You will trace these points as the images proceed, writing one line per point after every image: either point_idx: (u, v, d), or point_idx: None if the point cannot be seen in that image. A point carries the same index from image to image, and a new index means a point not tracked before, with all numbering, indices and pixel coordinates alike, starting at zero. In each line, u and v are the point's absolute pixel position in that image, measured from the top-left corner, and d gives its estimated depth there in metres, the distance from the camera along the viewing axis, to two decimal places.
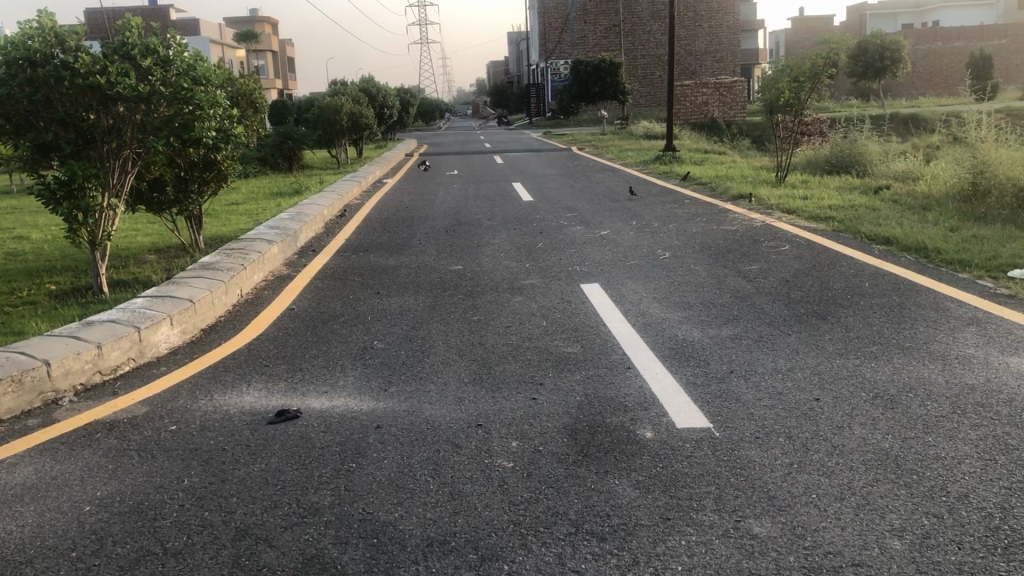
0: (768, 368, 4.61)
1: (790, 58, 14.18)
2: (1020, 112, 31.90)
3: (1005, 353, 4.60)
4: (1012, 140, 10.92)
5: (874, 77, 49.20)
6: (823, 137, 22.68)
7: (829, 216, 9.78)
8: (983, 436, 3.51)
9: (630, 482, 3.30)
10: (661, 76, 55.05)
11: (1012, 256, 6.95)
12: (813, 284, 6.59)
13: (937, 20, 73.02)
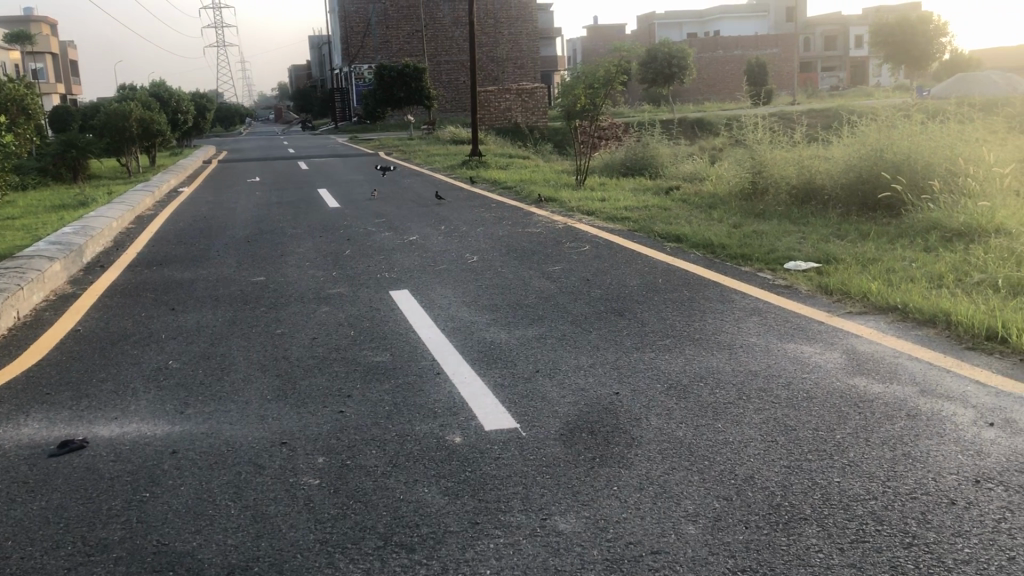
0: (571, 366, 4.73)
1: (584, 65, 14.70)
2: (792, 117, 34.63)
3: (783, 340, 4.95)
4: (784, 141, 11.84)
5: (663, 83, 51.96)
6: (620, 140, 23.67)
7: (625, 216, 10.22)
8: (765, 420, 3.76)
9: (438, 489, 3.29)
10: (465, 81, 55.65)
11: (787, 249, 7.52)
12: (612, 282, 6.86)
13: (718, 29, 77.84)
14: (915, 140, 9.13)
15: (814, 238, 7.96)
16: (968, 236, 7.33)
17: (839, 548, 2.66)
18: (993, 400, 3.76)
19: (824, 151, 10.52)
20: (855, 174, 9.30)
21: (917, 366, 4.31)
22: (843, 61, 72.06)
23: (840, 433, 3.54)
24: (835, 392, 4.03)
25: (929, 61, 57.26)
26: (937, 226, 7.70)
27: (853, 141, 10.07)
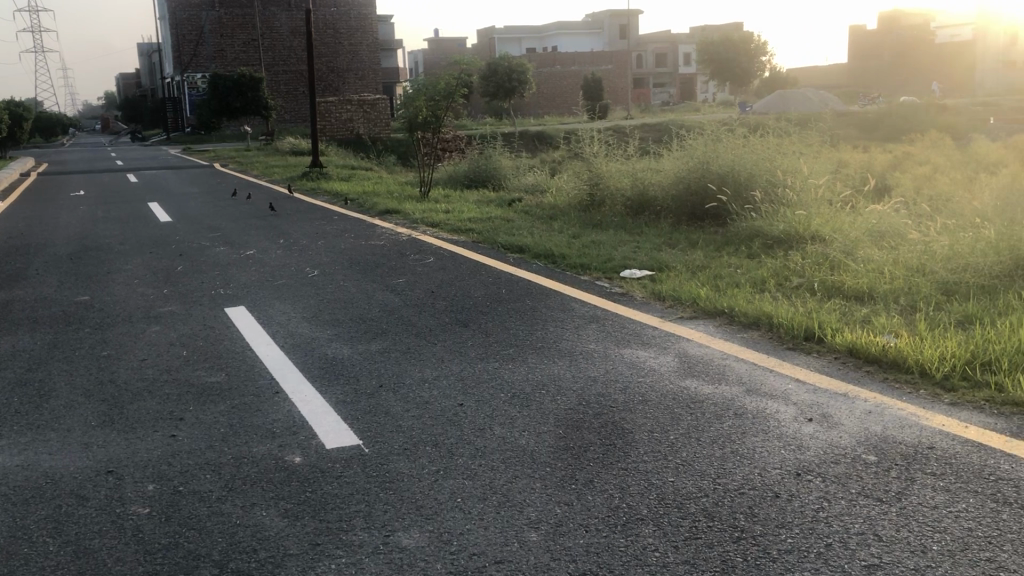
0: (415, 379, 4.71)
1: (425, 77, 14.69)
2: (626, 130, 35.94)
3: (621, 345, 5.10)
4: (619, 153, 12.24)
5: (504, 96, 52.77)
6: (463, 153, 23.83)
7: (468, 227, 10.28)
8: (604, 424, 3.86)
9: (278, 511, 3.18)
10: (305, 91, 54.61)
11: (624, 258, 7.77)
12: (455, 293, 6.87)
13: (555, 45, 79.73)
14: (739, 153, 9.64)
15: (648, 247, 8.27)
16: (788, 243, 7.80)
17: (674, 545, 2.75)
18: (811, 396, 4.01)
19: (656, 164, 10.95)
20: (685, 186, 9.73)
21: (744, 367, 4.54)
22: (673, 78, 75.42)
23: (672, 434, 3.68)
24: (668, 395, 4.18)
25: (751, 78, 60.79)
26: (760, 234, 8.15)
27: (682, 154, 10.54)
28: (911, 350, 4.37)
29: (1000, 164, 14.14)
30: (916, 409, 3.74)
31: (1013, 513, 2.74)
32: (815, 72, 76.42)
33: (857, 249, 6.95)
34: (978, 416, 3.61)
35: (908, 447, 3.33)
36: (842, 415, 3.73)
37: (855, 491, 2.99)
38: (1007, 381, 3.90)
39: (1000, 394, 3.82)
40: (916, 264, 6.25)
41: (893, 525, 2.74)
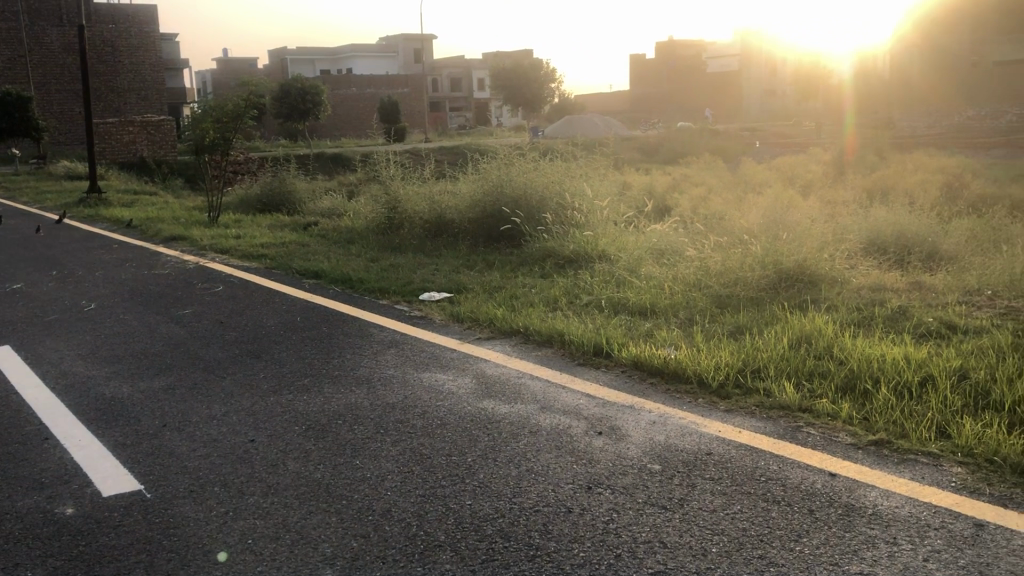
0: (203, 416, 4.46)
1: (211, 98, 14.10)
2: (424, 153, 36.05)
3: (419, 370, 5.08)
4: (414, 176, 12.26)
5: (299, 118, 51.58)
6: (256, 176, 23.04)
7: (261, 253, 9.95)
8: (402, 451, 3.82)
9: (46, 570, 2.91)
10: (80, 112, 51.04)
11: (421, 281, 7.77)
12: (248, 323, 6.61)
13: (350, 67, 78.91)
14: (531, 176, 9.91)
15: (446, 269, 8.30)
16: (579, 262, 8.08)
17: (471, 570, 2.75)
18: (601, 410, 4.15)
19: (452, 187, 11.06)
20: (480, 208, 9.87)
21: (538, 385, 4.63)
22: (468, 102, 76.56)
23: (470, 456, 3.69)
24: (465, 417, 4.20)
25: (542, 103, 62.90)
26: (553, 254, 8.40)
27: (476, 178, 10.71)
28: (690, 360, 4.63)
29: (765, 184, 15.34)
30: (696, 417, 3.96)
31: (781, 511, 2.95)
32: (601, 98, 80.17)
33: (642, 267, 7.31)
34: (749, 420, 3.87)
35: (689, 454, 3.51)
36: (629, 427, 3.89)
37: (642, 500, 3.12)
38: (774, 386, 4.21)
39: (769, 398, 4.11)
40: (694, 280, 6.65)
41: (677, 531, 2.87)
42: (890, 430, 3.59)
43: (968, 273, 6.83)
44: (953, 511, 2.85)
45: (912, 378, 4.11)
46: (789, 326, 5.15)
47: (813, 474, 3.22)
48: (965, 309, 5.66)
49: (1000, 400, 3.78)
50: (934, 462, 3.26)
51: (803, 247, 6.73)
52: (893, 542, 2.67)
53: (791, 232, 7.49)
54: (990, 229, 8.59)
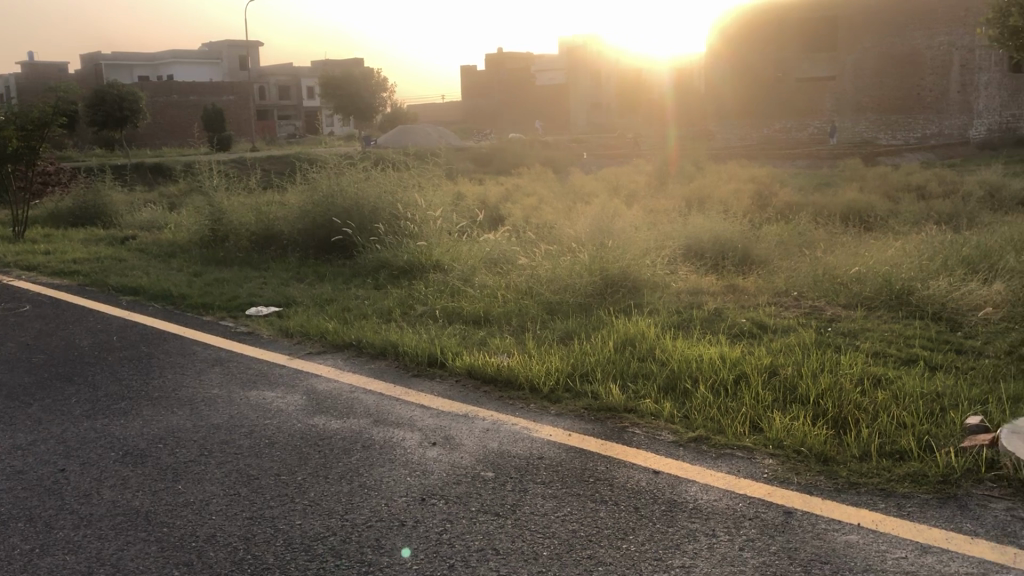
0: (6, 447, 4.13)
1: (12, 104, 13.12)
2: (251, 163, 34.89)
3: (247, 388, 4.90)
4: (240, 187, 11.85)
5: (115, 127, 48.69)
6: (66, 187, 21.60)
7: (73, 270, 9.33)
8: (227, 473, 3.67)
9: None
10: None
11: (249, 295, 7.52)
12: (58, 344, 6.18)
13: (170, 73, 75.39)
14: (361, 186, 9.78)
15: (275, 283, 8.07)
16: (412, 273, 8.04)
17: None
18: (434, 421, 4.14)
19: (280, 198, 10.76)
20: (310, 219, 9.66)
21: (371, 399, 4.57)
22: (298, 110, 74.83)
23: (300, 474, 3.59)
24: (295, 434, 4.09)
25: (374, 113, 62.37)
26: (386, 265, 8.32)
27: (305, 188, 10.46)
28: (521, 367, 4.70)
29: (592, 194, 15.81)
30: (527, 423, 4.02)
31: (609, 510, 3.03)
32: (433, 108, 80.41)
33: (475, 276, 7.36)
34: (579, 423, 3.96)
35: (521, 460, 3.56)
36: (463, 436, 3.89)
37: (475, 508, 3.13)
38: (601, 389, 4.33)
39: (597, 401, 4.23)
40: (526, 288, 6.76)
41: (509, 537, 2.90)
42: (708, 427, 3.76)
43: (777, 275, 7.29)
44: (765, 501, 3.02)
45: (728, 376, 4.34)
46: (615, 331, 5.32)
47: (638, 473, 3.33)
48: (774, 309, 6.04)
49: (806, 394, 4.04)
50: (748, 455, 3.45)
51: (626, 254, 6.97)
52: (712, 534, 2.80)
53: (616, 241, 7.74)
54: (795, 234, 9.20)
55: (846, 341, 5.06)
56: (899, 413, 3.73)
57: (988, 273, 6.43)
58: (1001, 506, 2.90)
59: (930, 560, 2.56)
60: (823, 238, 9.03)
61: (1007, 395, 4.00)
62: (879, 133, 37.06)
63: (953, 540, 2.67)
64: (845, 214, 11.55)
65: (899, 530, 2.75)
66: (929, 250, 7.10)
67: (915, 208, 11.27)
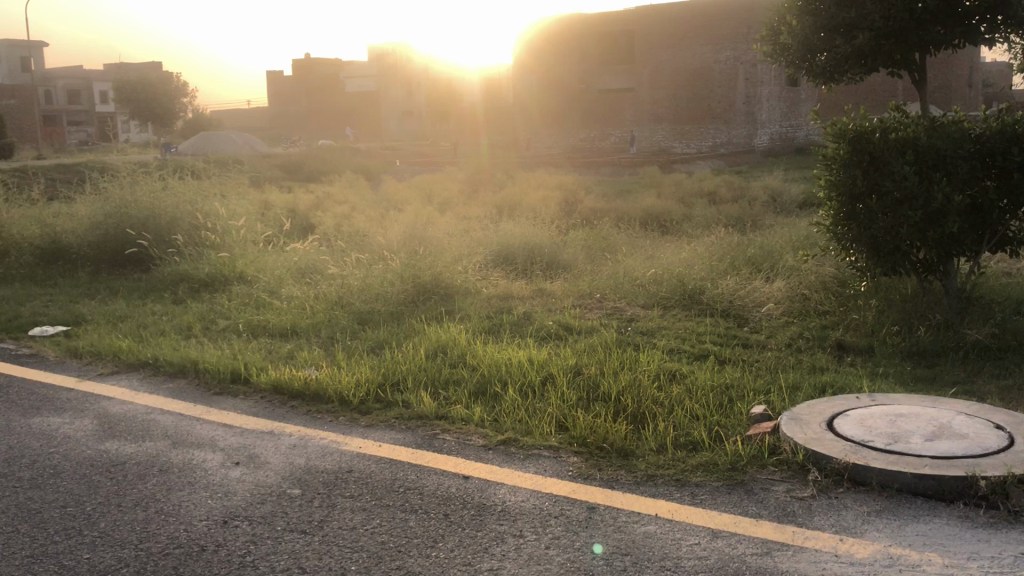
0: None
1: None
2: (36, 171, 32.33)
3: (29, 415, 4.52)
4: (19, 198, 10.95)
5: None
6: None
7: None
8: (6, 509, 3.37)
9: None
10: None
11: (32, 314, 6.95)
12: None
13: None
14: (157, 196, 9.28)
15: (63, 300, 7.50)
16: (214, 285, 7.70)
17: None
18: (238, 439, 3.99)
19: (68, 210, 10.03)
20: (101, 232, 9.06)
21: (169, 420, 4.34)
22: (89, 115, 70.19)
23: (89, 505, 3.35)
24: (84, 462, 3.82)
25: (174, 118, 59.44)
26: (186, 277, 7.92)
27: (94, 198, 9.81)
28: (330, 380, 4.60)
29: (404, 202, 15.76)
30: (336, 436, 3.94)
31: (418, 519, 3.02)
32: (239, 114, 77.61)
33: (282, 288, 7.15)
34: (389, 433, 3.93)
35: (329, 475, 3.48)
36: (268, 454, 3.77)
37: (280, 527, 3.04)
38: (411, 398, 4.31)
39: (407, 410, 4.21)
40: (335, 298, 6.64)
41: (316, 554, 2.83)
42: (516, 429, 3.84)
43: (581, 279, 7.52)
44: (570, 498, 3.11)
45: (535, 378, 4.44)
46: (425, 338, 5.33)
47: (448, 480, 3.34)
48: (580, 311, 6.24)
49: (608, 392, 4.20)
50: (554, 454, 3.54)
51: (435, 262, 7.00)
52: (519, 535, 2.85)
53: (425, 249, 7.74)
54: (599, 239, 9.52)
55: (645, 340, 5.30)
56: (692, 406, 3.95)
57: (769, 272, 6.92)
58: (781, 487, 3.12)
59: (720, 543, 2.72)
60: (625, 243, 9.41)
61: (787, 384, 4.32)
62: (676, 142, 39.03)
63: (740, 523, 2.84)
64: (644, 219, 12.09)
65: (692, 518, 2.90)
66: (719, 252, 7.55)
67: (708, 212, 11.96)
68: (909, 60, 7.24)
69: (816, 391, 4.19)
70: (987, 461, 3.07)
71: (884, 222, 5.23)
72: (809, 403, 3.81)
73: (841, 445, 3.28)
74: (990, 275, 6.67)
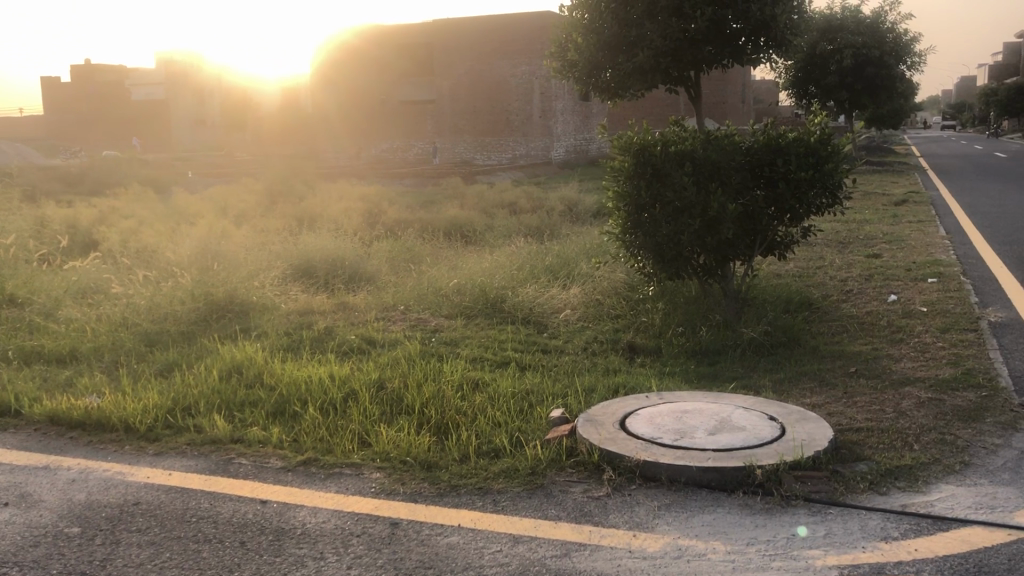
0: None
1: None
2: None
3: None
4: None
5: None
6: None
7: None
8: None
9: None
10: None
11: None
12: None
13: None
14: None
15: None
16: None
17: None
18: (8, 477, 3.65)
19: None
20: None
21: None
22: None
23: None
24: None
25: None
26: None
27: None
28: (114, 407, 4.31)
29: (197, 216, 15.03)
30: (121, 467, 3.69)
31: (213, 549, 2.88)
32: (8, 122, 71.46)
33: (59, 311, 6.62)
34: (180, 460, 3.73)
35: (113, 509, 3.25)
36: (43, 491, 3.47)
37: (57, 570, 2.80)
38: (205, 422, 4.12)
39: (200, 435, 4.02)
40: (120, 319, 6.23)
41: None
42: (317, 448, 3.75)
43: (383, 291, 7.46)
44: (373, 515, 3.07)
45: (336, 394, 4.35)
46: (220, 357, 5.11)
47: (245, 505, 3.21)
48: (382, 323, 6.19)
49: (411, 404, 4.19)
50: (356, 471, 3.48)
51: (230, 279, 6.72)
52: (320, 556, 2.78)
53: (219, 266, 7.42)
54: (403, 250, 9.48)
55: (448, 350, 5.34)
56: (493, 413, 4.00)
57: (566, 279, 7.15)
58: (579, 488, 3.23)
59: (521, 548, 2.77)
60: (428, 254, 9.42)
61: (583, 387, 4.47)
62: (477, 154, 39.61)
63: (541, 527, 2.91)
64: (447, 229, 12.18)
65: (494, 525, 2.94)
66: (518, 261, 7.73)
67: (508, 222, 12.20)
68: (685, 76, 7.72)
69: (610, 392, 4.36)
70: (762, 451, 3.31)
71: (667, 230, 5.51)
72: (604, 404, 3.96)
73: (633, 444, 3.43)
74: (765, 278, 7.19)
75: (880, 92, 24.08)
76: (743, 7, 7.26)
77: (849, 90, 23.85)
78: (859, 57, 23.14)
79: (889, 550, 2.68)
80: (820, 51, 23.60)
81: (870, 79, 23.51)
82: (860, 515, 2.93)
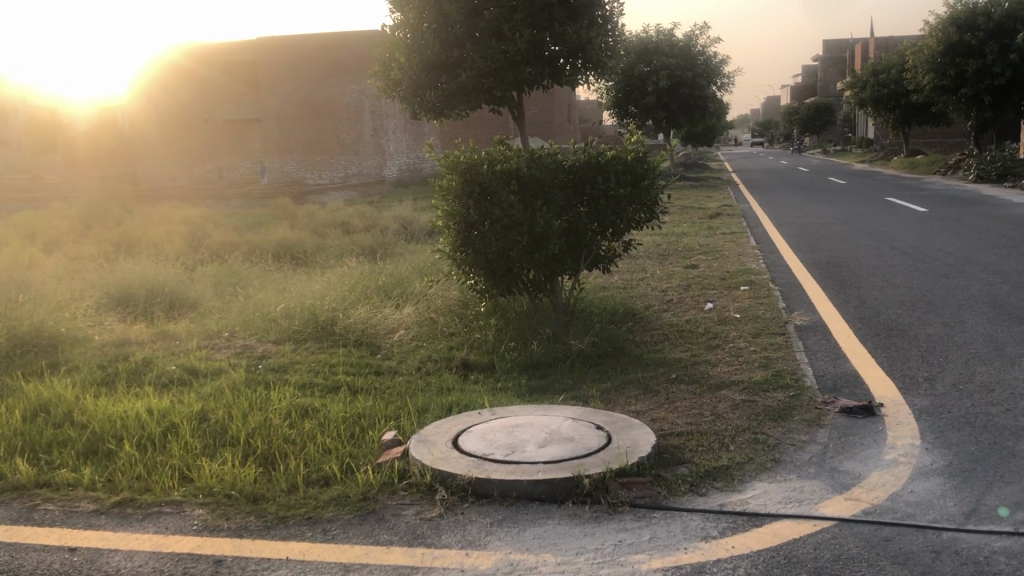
0: None
1: None
2: None
3: None
4: None
5: None
6: None
7: None
8: None
9: None
10: None
11: None
12: None
13: None
14: None
15: None
16: None
17: None
18: None
19: None
20: None
21: None
22: None
23: None
24: None
25: None
26: None
27: None
28: None
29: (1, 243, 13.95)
30: None
31: None
32: None
33: None
34: None
35: None
36: None
37: None
38: (7, 467, 3.81)
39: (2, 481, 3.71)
40: None
41: None
42: (134, 487, 3.54)
43: (207, 318, 7.18)
44: (194, 555, 2.92)
45: (154, 429, 4.13)
46: (25, 396, 4.75)
47: (51, 555, 2.99)
48: (206, 352, 5.94)
49: (237, 435, 4.03)
50: (177, 509, 3.32)
51: (37, 312, 6.29)
52: None
53: (24, 297, 6.92)
54: (229, 274, 9.16)
55: (276, 376, 5.18)
56: (324, 440, 3.91)
57: (399, 299, 7.12)
58: (411, 510, 3.20)
59: None
60: (254, 276, 9.15)
61: (415, 408, 4.44)
62: (307, 173, 38.82)
63: (372, 553, 2.86)
64: (275, 251, 11.84)
65: (323, 555, 2.86)
66: (349, 281, 7.62)
67: (339, 242, 12.02)
68: (508, 96, 7.85)
69: (442, 411, 4.36)
70: (590, 460, 3.39)
71: (496, 247, 5.58)
72: (435, 424, 3.95)
73: (465, 462, 3.44)
74: (591, 290, 7.40)
75: (693, 112, 25.37)
76: (560, 30, 7.49)
77: (666, 109, 25.04)
78: (674, 78, 24.35)
79: (708, 549, 2.81)
80: (638, 72, 24.65)
81: (684, 99, 24.78)
82: (681, 517, 3.06)
